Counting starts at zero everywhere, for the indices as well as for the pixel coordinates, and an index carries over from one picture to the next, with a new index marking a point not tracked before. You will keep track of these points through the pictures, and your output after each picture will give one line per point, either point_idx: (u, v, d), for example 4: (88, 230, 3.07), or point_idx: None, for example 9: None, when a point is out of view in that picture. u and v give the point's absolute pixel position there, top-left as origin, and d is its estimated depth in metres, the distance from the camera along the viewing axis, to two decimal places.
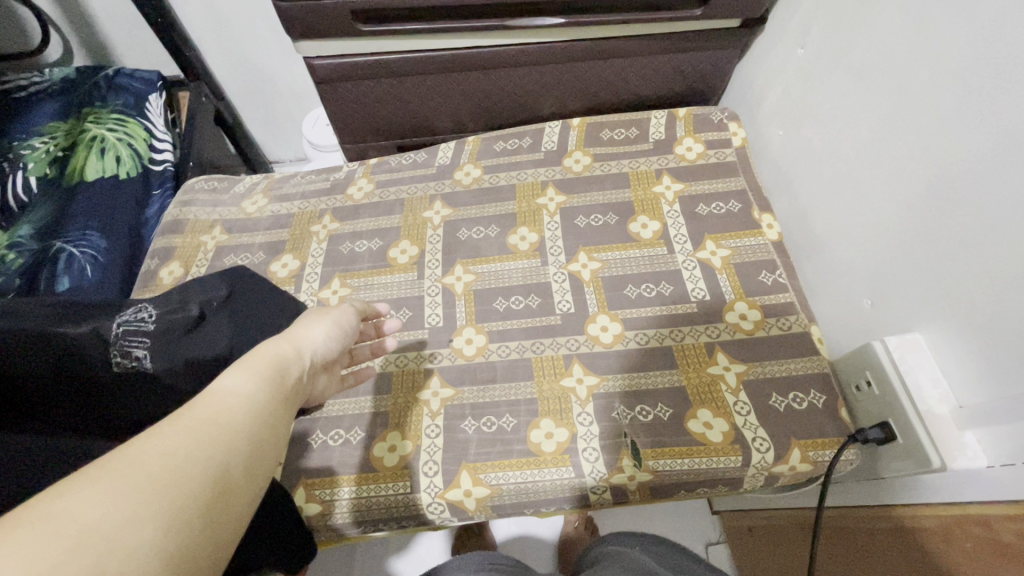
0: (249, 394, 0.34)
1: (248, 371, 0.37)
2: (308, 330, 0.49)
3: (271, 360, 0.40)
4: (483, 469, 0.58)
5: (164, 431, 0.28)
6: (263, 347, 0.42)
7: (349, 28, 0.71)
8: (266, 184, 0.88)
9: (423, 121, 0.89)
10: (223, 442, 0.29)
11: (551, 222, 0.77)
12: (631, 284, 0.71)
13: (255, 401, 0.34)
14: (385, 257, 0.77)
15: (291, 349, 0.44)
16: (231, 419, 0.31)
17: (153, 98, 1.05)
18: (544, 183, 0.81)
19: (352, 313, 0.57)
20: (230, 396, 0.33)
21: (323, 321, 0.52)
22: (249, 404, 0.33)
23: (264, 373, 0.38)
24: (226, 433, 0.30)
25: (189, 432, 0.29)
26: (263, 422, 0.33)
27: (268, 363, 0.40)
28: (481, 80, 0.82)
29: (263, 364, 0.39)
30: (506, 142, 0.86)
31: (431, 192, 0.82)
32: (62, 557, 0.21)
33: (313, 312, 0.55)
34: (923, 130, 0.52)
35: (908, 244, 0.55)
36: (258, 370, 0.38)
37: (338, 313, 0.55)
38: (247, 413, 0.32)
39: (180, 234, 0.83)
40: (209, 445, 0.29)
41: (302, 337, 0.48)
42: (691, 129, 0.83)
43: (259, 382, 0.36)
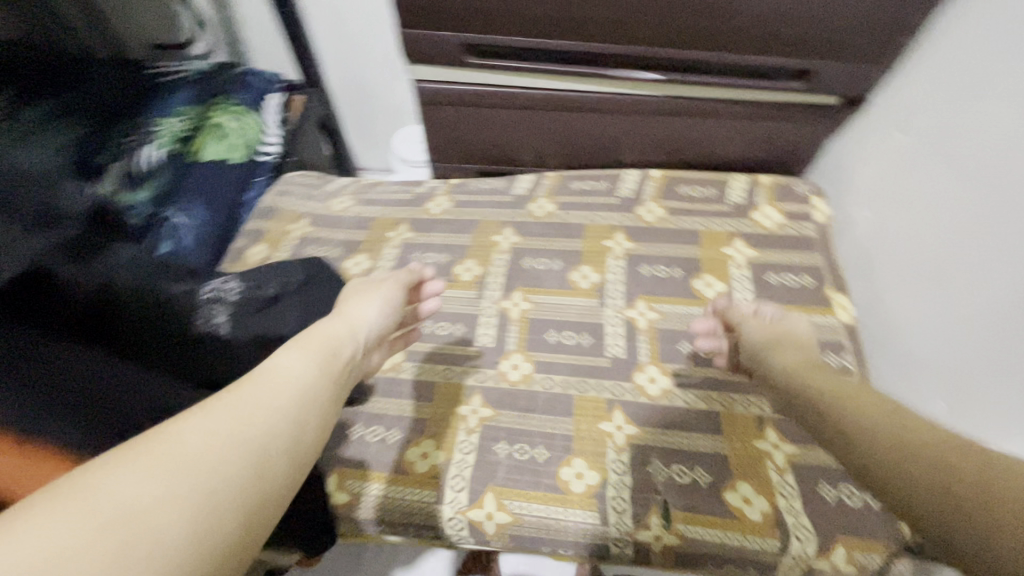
0: (295, 374, 0.39)
1: (300, 355, 0.42)
2: (351, 305, 0.53)
3: (318, 346, 0.44)
4: (509, 495, 0.58)
5: (217, 408, 0.33)
6: (321, 327, 0.47)
7: (458, 59, 0.77)
8: (355, 188, 0.95)
9: (508, 151, 0.93)
10: (261, 424, 0.34)
11: (615, 265, 0.78)
12: (687, 341, 0.70)
13: (300, 385, 0.39)
14: (450, 272, 0.80)
15: (347, 331, 0.49)
16: (276, 400, 0.36)
17: (273, 98, 1.17)
18: (614, 227, 0.83)
19: (401, 278, 0.61)
20: (282, 378, 0.38)
21: (373, 294, 0.56)
22: (292, 387, 0.38)
23: (314, 354, 0.43)
24: (276, 417, 0.35)
25: (237, 415, 0.33)
26: (308, 404, 0.38)
27: (318, 344, 0.44)
28: (571, 122, 0.85)
29: (315, 347, 0.44)
30: (584, 182, 0.88)
31: (504, 218, 0.86)
32: (100, 526, 0.25)
33: (372, 278, 0.60)
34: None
35: (997, 352, 0.51)
36: (313, 353, 0.43)
37: (383, 280, 0.59)
38: (290, 397, 0.37)
39: (271, 220, 0.90)
40: (252, 427, 0.33)
41: (355, 313, 0.52)
42: (773, 198, 0.83)
43: (308, 364, 0.41)
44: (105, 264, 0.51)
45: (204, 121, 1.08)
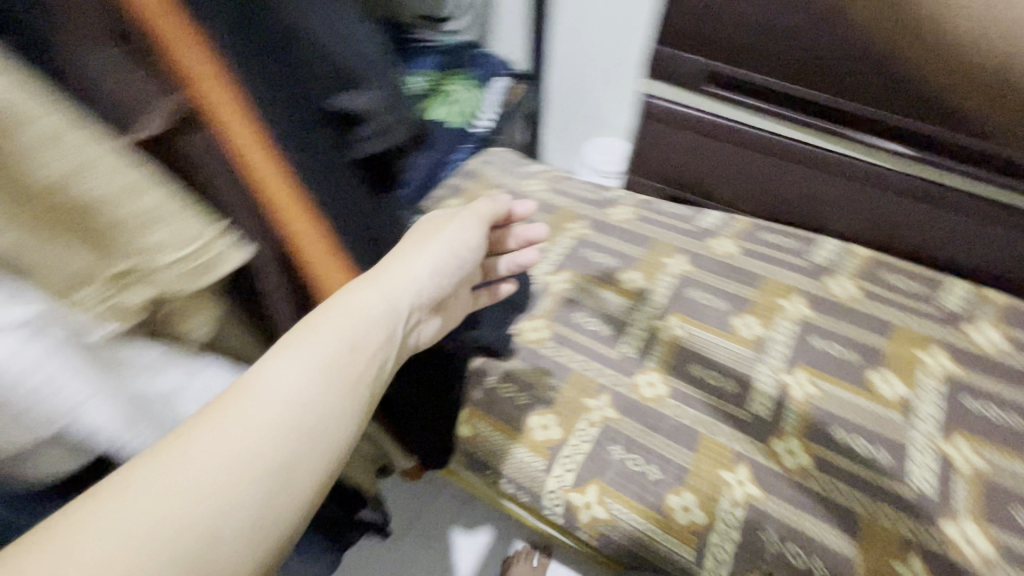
0: (300, 389, 0.26)
1: (292, 365, 0.27)
2: (397, 257, 0.36)
3: (321, 351, 0.28)
4: (612, 496, 0.59)
5: (194, 435, 0.23)
6: (335, 308, 0.30)
7: (698, 85, 0.82)
8: (549, 176, 1.01)
9: (705, 184, 0.94)
10: (265, 442, 0.24)
11: (785, 326, 0.74)
12: (843, 429, 0.64)
13: (319, 375, 0.27)
14: (612, 276, 0.82)
15: (372, 317, 0.31)
16: (277, 424, 0.25)
17: (501, 83, 1.25)
18: (795, 289, 0.78)
19: (476, 229, 0.42)
20: (272, 397, 0.25)
21: (429, 247, 0.38)
22: (305, 380, 0.27)
23: (329, 354, 0.28)
24: (264, 457, 0.24)
25: (228, 445, 0.23)
26: (311, 445, 0.26)
27: (336, 333, 0.29)
28: (786, 174, 0.84)
29: (321, 344, 0.28)
30: (776, 236, 0.85)
31: (682, 245, 0.86)
32: None
33: (444, 215, 0.42)
34: None
35: None
36: (315, 356, 0.28)
37: (449, 230, 0.40)
38: (309, 393, 0.26)
39: (471, 181, 1.00)
40: (234, 471, 0.23)
41: (393, 274, 0.34)
42: (997, 319, 0.73)
43: (312, 381, 0.27)
44: (405, 179, 0.48)
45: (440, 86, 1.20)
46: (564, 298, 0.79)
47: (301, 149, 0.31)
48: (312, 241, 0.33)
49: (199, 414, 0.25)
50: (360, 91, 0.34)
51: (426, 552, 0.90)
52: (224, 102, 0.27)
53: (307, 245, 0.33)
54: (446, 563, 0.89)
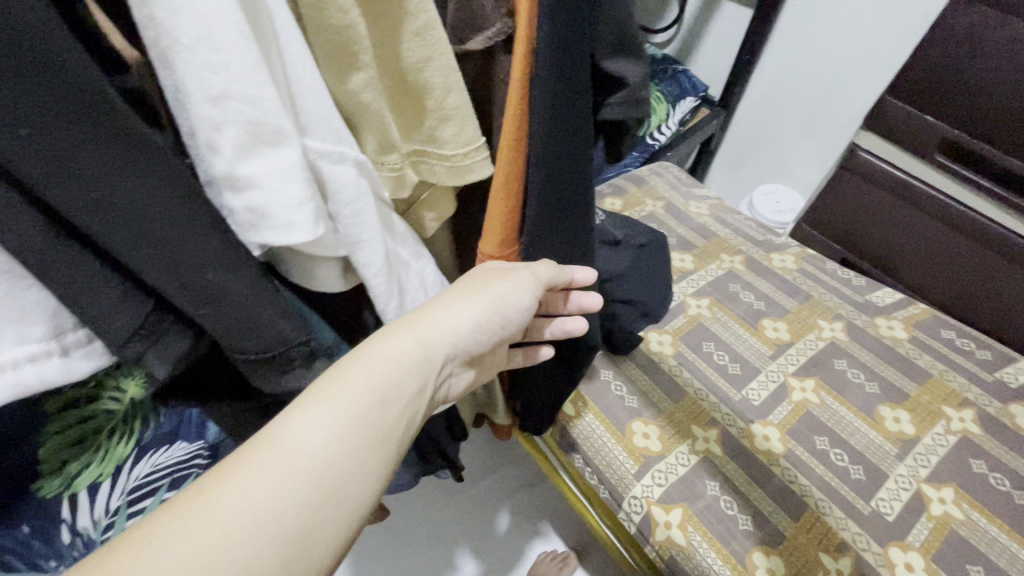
0: (316, 441, 0.28)
1: (319, 411, 0.29)
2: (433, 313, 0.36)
3: (341, 400, 0.30)
4: (695, 526, 0.57)
5: (232, 480, 0.26)
6: (358, 362, 0.32)
7: (926, 152, 0.78)
8: (716, 203, 0.98)
9: (891, 258, 0.90)
10: (297, 491, 0.26)
11: (942, 435, 0.65)
12: (981, 569, 0.55)
13: (355, 424, 0.30)
14: (756, 319, 0.78)
15: (402, 367, 0.33)
16: (300, 478, 0.27)
17: (689, 98, 1.06)
18: (968, 400, 0.69)
19: (529, 291, 0.38)
20: (286, 454, 0.27)
21: (475, 301, 0.37)
22: (341, 428, 0.29)
23: (350, 408, 0.30)
24: (283, 522, 0.26)
25: (265, 491, 0.26)
26: (327, 500, 0.27)
27: (359, 387, 0.31)
28: (995, 272, 0.77)
29: (344, 391, 0.30)
30: (958, 337, 0.76)
31: (843, 312, 0.79)
32: None
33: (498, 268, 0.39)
34: None
35: None
36: (338, 406, 0.30)
37: (500, 286, 0.37)
38: (344, 442, 0.29)
39: (637, 186, 1.00)
40: (283, 506, 0.26)
41: (433, 331, 0.35)
42: None
43: (335, 429, 0.29)
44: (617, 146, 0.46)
45: None
46: (698, 323, 0.77)
47: (562, 108, 0.30)
48: (506, 173, 0.34)
49: (220, 465, 0.27)
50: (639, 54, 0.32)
51: (476, 510, 0.94)
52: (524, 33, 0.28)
53: (500, 181, 0.34)
54: (490, 528, 0.92)
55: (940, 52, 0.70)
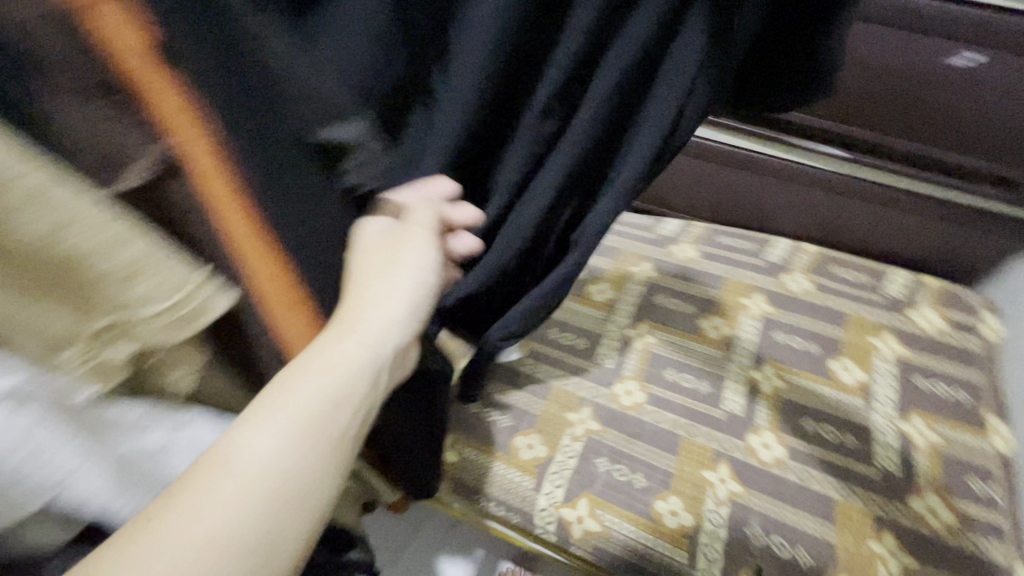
0: (262, 486, 0.21)
1: (272, 428, 0.21)
2: (370, 283, 0.28)
3: (293, 424, 0.22)
4: (603, 507, 0.60)
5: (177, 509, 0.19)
6: (310, 365, 0.24)
7: None
8: None
9: (663, 195, 1.02)
10: (254, 519, 0.20)
11: (748, 324, 0.78)
12: (812, 419, 0.67)
13: (314, 426, 0.22)
14: (582, 289, 0.83)
15: (354, 357, 0.25)
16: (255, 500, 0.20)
17: None
18: (755, 288, 0.82)
19: (430, 246, 0.31)
20: (218, 511, 0.20)
21: (388, 275, 0.29)
22: (298, 434, 0.22)
23: (306, 437, 0.22)
24: (233, 559, 0.19)
25: (211, 525, 0.19)
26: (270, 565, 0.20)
27: (315, 399, 0.23)
28: (735, 178, 0.93)
29: (295, 407, 0.23)
30: (730, 240, 0.90)
31: (645, 253, 0.89)
32: None
33: (372, 227, 0.31)
34: None
35: None
36: (289, 436, 0.22)
37: (412, 253, 0.30)
38: (306, 446, 0.22)
39: None
40: (231, 546, 0.19)
41: (371, 316, 0.27)
42: (936, 301, 0.80)
43: (287, 460, 0.21)
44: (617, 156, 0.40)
45: None
46: None
47: (279, 188, 0.25)
48: (276, 291, 0.27)
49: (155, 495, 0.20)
50: (345, 122, 0.28)
51: None
52: (181, 122, 0.21)
53: (268, 298, 0.27)
54: None
55: None
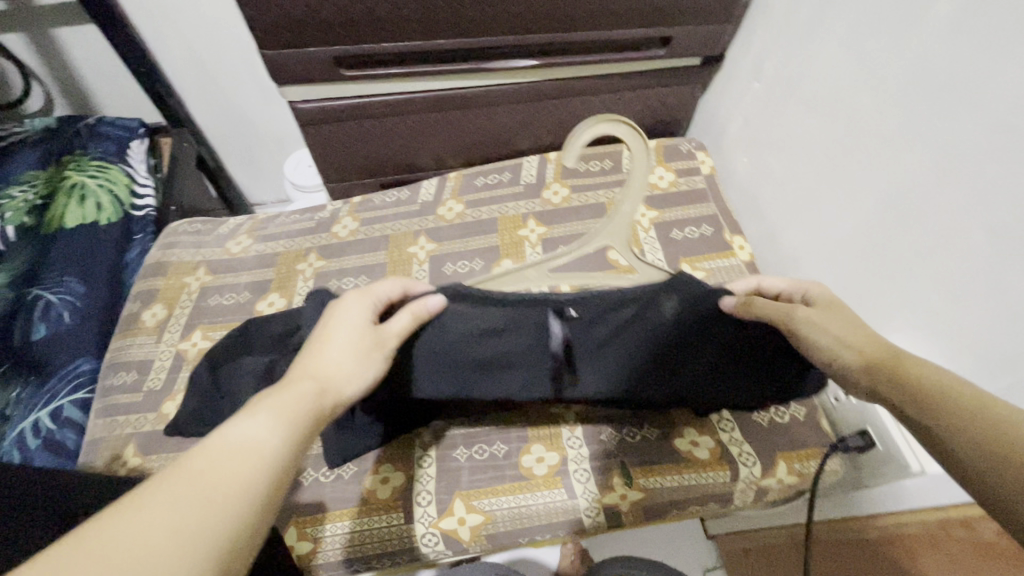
0: (269, 436, 0.33)
1: (258, 417, 0.34)
2: (324, 349, 0.43)
3: (286, 413, 0.36)
4: (477, 496, 0.58)
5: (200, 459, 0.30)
6: (293, 387, 0.38)
7: (333, 73, 0.77)
8: (251, 225, 0.90)
9: (406, 159, 0.93)
10: (249, 463, 0.31)
11: (533, 253, 0.80)
12: None
13: (284, 418, 0.35)
14: None
15: (306, 391, 0.39)
16: (251, 460, 0.31)
17: (135, 145, 1.08)
18: (525, 215, 0.84)
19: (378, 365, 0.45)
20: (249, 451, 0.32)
21: (352, 354, 0.44)
22: (272, 424, 0.34)
23: (295, 416, 0.36)
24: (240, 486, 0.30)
25: (224, 467, 0.30)
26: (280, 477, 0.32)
27: (296, 403, 0.37)
28: (459, 119, 0.87)
29: (281, 405, 0.36)
30: (487, 177, 0.89)
31: (416, 227, 0.85)
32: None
33: (359, 362, 0.44)
34: (864, 158, 0.60)
35: (878, 249, 0.60)
36: (285, 418, 0.35)
37: (372, 366, 0.45)
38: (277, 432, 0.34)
39: (162, 276, 0.84)
40: (238, 480, 0.30)
41: (324, 369, 0.41)
42: (662, 159, 0.88)
43: (273, 429, 0.34)
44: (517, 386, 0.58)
45: (60, 182, 1.00)
46: None
47: None
48: None
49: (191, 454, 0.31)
50: None
51: None
52: None
53: None
54: None
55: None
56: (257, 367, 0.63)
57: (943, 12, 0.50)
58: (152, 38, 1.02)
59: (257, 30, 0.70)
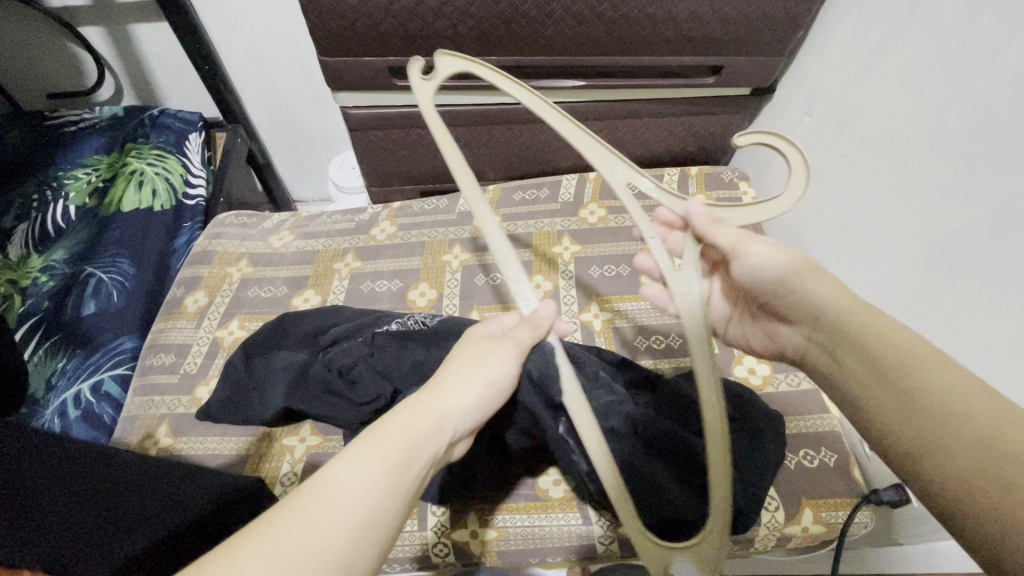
0: (378, 479, 0.33)
1: (367, 452, 0.34)
2: (449, 382, 0.44)
3: (381, 452, 0.35)
4: (491, 510, 0.58)
5: (304, 506, 0.30)
6: (397, 422, 0.38)
7: (386, 82, 0.80)
8: (294, 222, 0.93)
9: (447, 168, 0.95)
10: (347, 508, 0.31)
11: (565, 271, 0.80)
12: (642, 336, 0.73)
13: (394, 458, 0.35)
14: (403, 298, 0.80)
15: (426, 428, 0.38)
16: (352, 509, 0.31)
17: (193, 137, 1.13)
18: (560, 233, 0.84)
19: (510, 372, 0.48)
20: (339, 497, 0.31)
21: (472, 380, 0.44)
22: (380, 469, 0.33)
23: (388, 458, 0.34)
24: (341, 535, 0.29)
25: (323, 514, 0.30)
26: (384, 521, 0.32)
27: (403, 436, 0.36)
28: (504, 134, 0.88)
29: (390, 439, 0.36)
30: (525, 192, 0.90)
31: (451, 236, 0.86)
32: None
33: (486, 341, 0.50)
34: (918, 207, 0.58)
35: (927, 296, 0.57)
36: (380, 457, 0.34)
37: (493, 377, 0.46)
38: (385, 468, 0.34)
39: (207, 264, 0.87)
40: (342, 525, 0.30)
41: (446, 399, 0.42)
42: (703, 187, 0.87)
43: (379, 472, 0.33)
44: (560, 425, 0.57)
45: (121, 168, 1.05)
46: None
47: None
48: None
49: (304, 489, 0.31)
50: None
51: None
52: None
53: None
54: None
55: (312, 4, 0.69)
56: (292, 364, 0.65)
57: (1013, 58, 0.47)
58: (218, 39, 1.07)
59: (320, 37, 0.73)
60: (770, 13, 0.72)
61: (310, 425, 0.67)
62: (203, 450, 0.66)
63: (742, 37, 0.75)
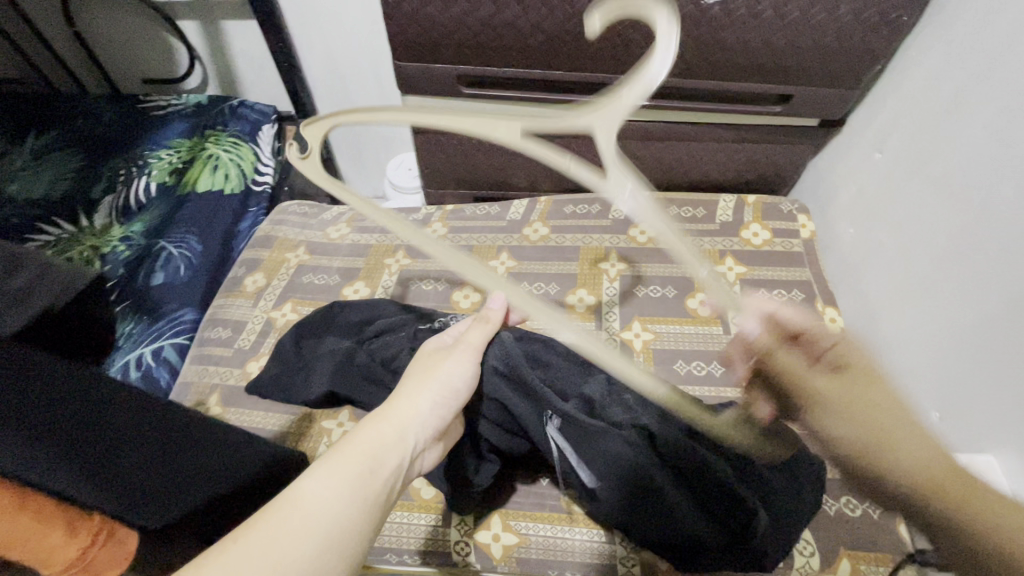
0: (340, 494, 0.36)
1: (329, 468, 0.37)
2: (410, 396, 0.46)
3: (343, 468, 0.38)
4: (516, 516, 0.59)
5: (269, 522, 0.33)
6: (356, 439, 0.40)
7: (453, 90, 0.82)
8: (351, 215, 0.97)
9: (501, 176, 0.97)
10: (312, 517, 0.33)
11: (610, 287, 0.80)
12: (683, 360, 0.72)
13: (354, 473, 0.37)
14: (448, 299, 0.82)
15: (385, 440, 0.41)
16: (317, 519, 0.33)
17: (266, 128, 1.20)
18: (608, 249, 0.85)
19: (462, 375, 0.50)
20: (305, 507, 0.34)
21: (428, 388, 0.47)
22: (341, 485, 0.36)
23: (349, 472, 0.37)
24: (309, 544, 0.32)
25: (290, 525, 0.33)
26: (351, 531, 0.35)
27: (363, 453, 0.39)
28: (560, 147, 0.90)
29: (349, 456, 0.39)
30: (577, 206, 0.91)
31: (499, 243, 0.88)
32: None
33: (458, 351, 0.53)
34: (995, 254, 0.55)
35: (995, 349, 0.53)
36: (343, 474, 0.37)
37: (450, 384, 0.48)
38: (344, 482, 0.36)
39: (268, 248, 0.92)
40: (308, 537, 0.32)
41: (405, 412, 0.44)
42: (759, 216, 0.86)
43: (341, 484, 0.36)
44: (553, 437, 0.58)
45: (199, 151, 1.13)
46: None
47: None
48: None
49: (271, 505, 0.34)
50: None
51: None
52: None
53: None
54: None
55: (392, 12, 0.72)
56: (338, 351, 0.68)
57: None
58: (300, 38, 1.14)
59: (396, 43, 0.77)
60: (847, 45, 0.70)
61: (349, 411, 0.70)
62: (248, 423, 0.70)
63: (815, 67, 0.73)
